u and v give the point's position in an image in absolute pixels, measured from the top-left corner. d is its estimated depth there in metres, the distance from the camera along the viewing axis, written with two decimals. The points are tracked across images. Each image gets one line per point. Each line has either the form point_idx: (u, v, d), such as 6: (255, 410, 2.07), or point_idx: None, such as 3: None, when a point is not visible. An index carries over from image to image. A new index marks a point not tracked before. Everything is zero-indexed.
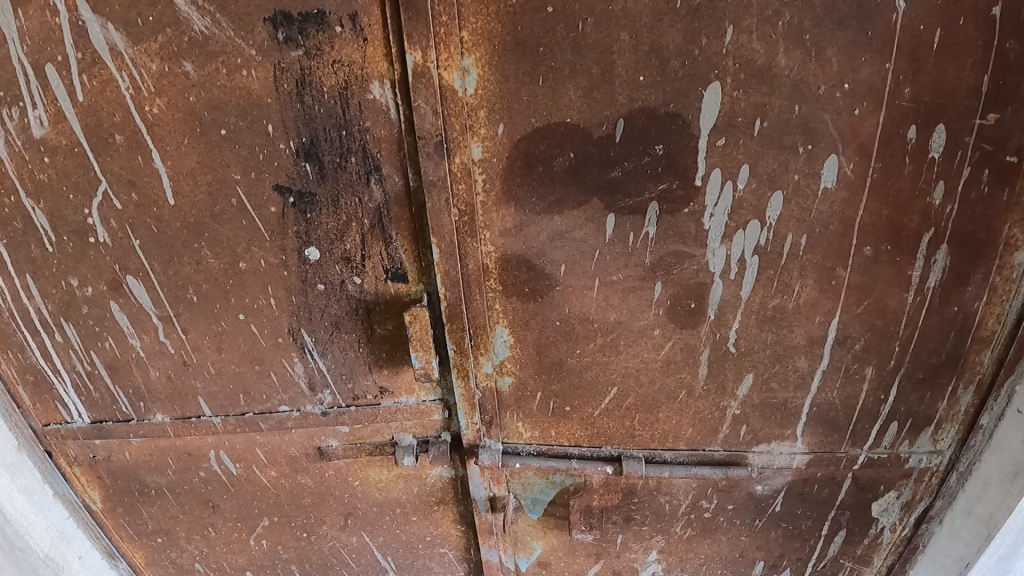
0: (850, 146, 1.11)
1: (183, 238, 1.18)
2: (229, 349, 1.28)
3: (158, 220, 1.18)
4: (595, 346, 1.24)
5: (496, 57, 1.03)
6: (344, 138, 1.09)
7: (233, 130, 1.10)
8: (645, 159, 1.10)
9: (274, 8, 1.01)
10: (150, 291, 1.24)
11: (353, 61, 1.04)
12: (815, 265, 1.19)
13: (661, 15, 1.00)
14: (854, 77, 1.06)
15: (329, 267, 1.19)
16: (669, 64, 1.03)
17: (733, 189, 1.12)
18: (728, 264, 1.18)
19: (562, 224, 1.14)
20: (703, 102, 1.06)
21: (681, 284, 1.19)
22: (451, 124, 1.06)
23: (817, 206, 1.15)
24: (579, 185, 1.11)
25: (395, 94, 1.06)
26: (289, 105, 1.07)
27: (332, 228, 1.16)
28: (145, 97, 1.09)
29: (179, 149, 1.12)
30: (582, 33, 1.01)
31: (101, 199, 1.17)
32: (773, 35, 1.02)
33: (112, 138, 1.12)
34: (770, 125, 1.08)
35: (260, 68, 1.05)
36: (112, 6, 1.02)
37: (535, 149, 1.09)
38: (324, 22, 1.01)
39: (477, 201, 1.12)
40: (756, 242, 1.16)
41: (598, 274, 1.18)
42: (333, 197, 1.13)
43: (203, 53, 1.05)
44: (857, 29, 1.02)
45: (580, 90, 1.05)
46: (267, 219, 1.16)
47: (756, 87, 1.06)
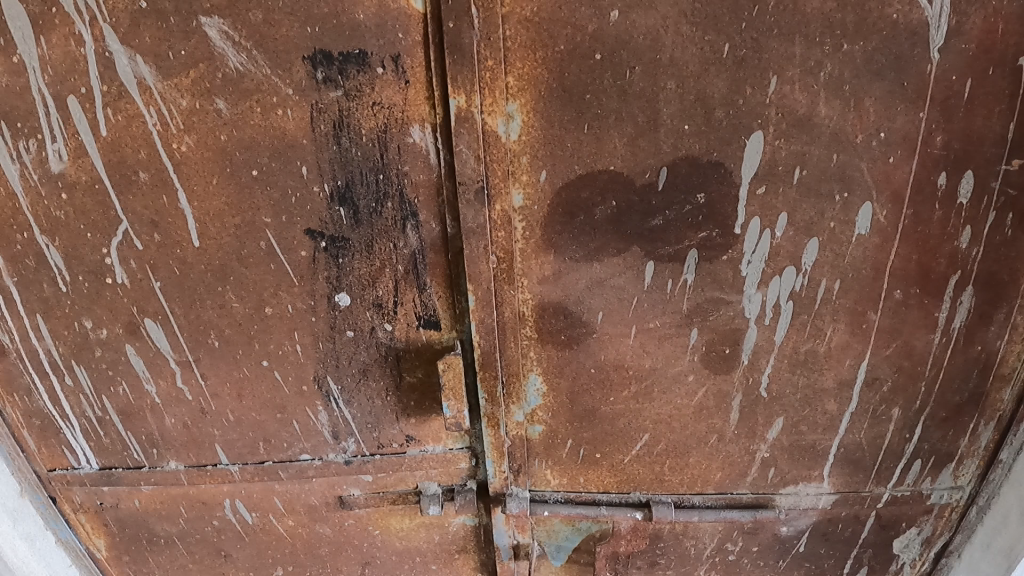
0: (884, 193, 1.11)
1: (206, 282, 1.16)
2: (250, 396, 1.25)
3: (180, 262, 1.15)
4: (628, 393, 1.23)
5: (541, 104, 1.02)
6: (381, 183, 1.07)
7: (265, 170, 1.08)
8: (686, 208, 1.09)
9: (315, 47, 0.99)
10: (168, 335, 1.21)
11: (394, 104, 1.02)
12: (847, 310, 1.19)
13: (707, 65, 1.01)
14: (890, 126, 1.06)
15: (360, 313, 1.16)
16: (713, 113, 1.03)
17: (771, 236, 1.12)
18: (763, 310, 1.17)
19: (600, 270, 1.13)
20: (745, 152, 1.06)
21: (717, 330, 1.18)
22: (493, 170, 1.05)
23: (851, 252, 1.15)
24: (619, 232, 1.10)
25: (438, 138, 1.04)
26: (325, 148, 1.05)
27: (364, 275, 1.13)
28: (173, 134, 1.06)
29: (207, 190, 1.10)
30: (629, 81, 1.01)
31: (121, 239, 1.14)
32: (815, 86, 1.03)
33: (135, 175, 1.10)
34: (809, 174, 1.09)
35: (297, 108, 1.03)
36: (142, 39, 1.00)
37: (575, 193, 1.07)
38: (365, 63, 0.99)
39: (513, 246, 1.10)
40: (791, 288, 1.16)
41: (634, 321, 1.17)
42: (366, 243, 1.11)
43: (238, 91, 1.03)
44: (894, 80, 1.03)
45: (624, 138, 1.04)
46: (298, 263, 1.13)
47: (795, 137, 1.06)
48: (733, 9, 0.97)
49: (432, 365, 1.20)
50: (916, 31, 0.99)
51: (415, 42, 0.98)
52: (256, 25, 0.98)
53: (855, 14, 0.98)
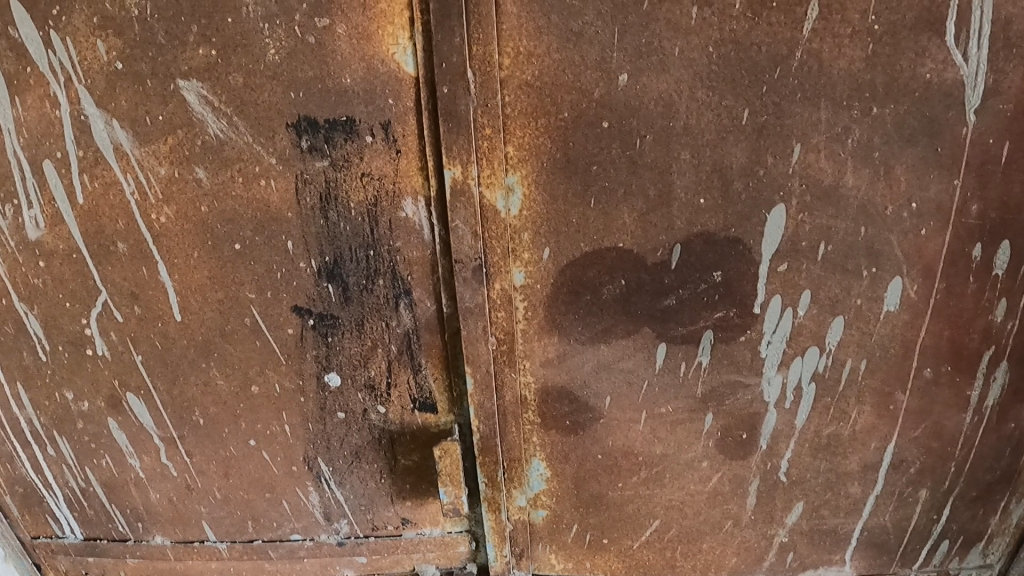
0: (915, 267, 1.05)
1: (189, 358, 1.14)
2: (237, 475, 1.22)
3: (162, 335, 1.12)
4: (638, 479, 1.21)
5: (544, 176, 1.00)
6: (371, 259, 1.05)
7: (249, 245, 1.06)
8: (702, 287, 1.07)
9: (299, 113, 0.98)
10: (151, 410, 1.18)
11: (384, 177, 1.01)
12: (873, 390, 1.13)
13: (726, 133, 0.98)
14: (921, 196, 1.01)
15: (350, 394, 1.15)
16: (731, 185, 1.01)
17: (793, 315, 1.08)
18: (783, 393, 1.14)
19: (608, 355, 1.11)
20: (765, 226, 1.03)
21: (733, 415, 1.15)
22: (492, 247, 1.03)
23: (879, 330, 1.09)
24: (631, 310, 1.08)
25: (431, 213, 1.02)
26: (311, 222, 1.04)
27: (355, 354, 1.12)
28: (152, 204, 1.05)
29: (188, 263, 1.07)
30: (639, 152, 0.99)
31: (100, 310, 1.11)
32: (842, 153, 0.99)
33: (114, 246, 1.07)
34: (834, 249, 1.04)
35: (281, 178, 1.02)
36: (118, 103, 0.99)
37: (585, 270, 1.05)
38: (353, 131, 0.98)
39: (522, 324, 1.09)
40: (813, 369, 1.12)
41: (644, 407, 1.15)
42: (357, 319, 1.09)
43: (219, 159, 1.02)
44: (927, 145, 0.98)
45: (634, 214, 1.02)
46: (284, 340, 1.11)
47: (822, 209, 1.02)
48: (753, 71, 0.95)
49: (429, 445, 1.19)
50: (951, 91, 0.95)
51: (406, 108, 0.97)
52: (236, 89, 0.97)
53: (885, 74, 0.94)
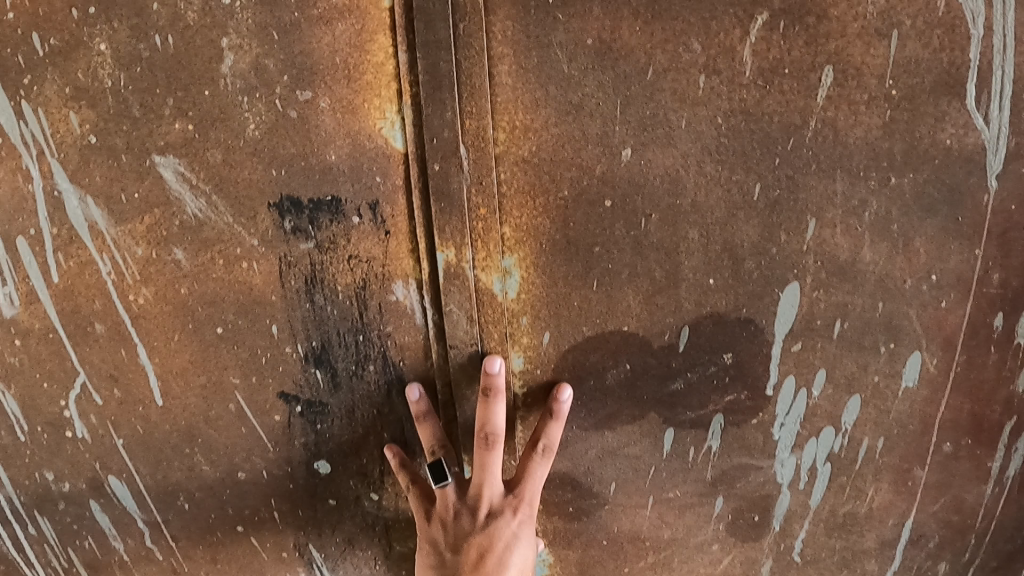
0: (935, 340, 1.00)
1: (173, 442, 1.08)
2: (224, 560, 1.18)
3: (143, 420, 1.07)
4: (645, 564, 1.18)
5: (543, 257, 0.96)
6: (361, 343, 1.01)
7: (232, 328, 1.01)
8: (711, 368, 1.02)
9: (282, 193, 0.95)
10: (134, 493, 1.12)
11: (374, 258, 0.97)
12: (891, 468, 1.07)
13: (736, 210, 0.94)
14: (942, 268, 0.96)
15: (342, 482, 1.10)
16: (743, 264, 0.96)
17: (808, 396, 1.03)
18: (797, 474, 1.08)
19: (609, 437, 1.07)
20: (778, 305, 0.98)
21: (745, 497, 1.11)
22: (489, 331, 1.00)
23: (897, 407, 1.03)
24: (632, 392, 1.04)
25: (424, 295, 0.98)
26: (296, 305, 1.00)
27: (346, 441, 1.08)
28: (130, 285, 1.00)
29: (169, 346, 1.03)
30: (645, 231, 0.95)
31: (79, 392, 1.06)
32: (859, 227, 0.94)
33: (92, 327, 1.02)
34: (851, 326, 0.99)
35: (263, 261, 0.98)
36: (91, 178, 0.96)
37: (586, 354, 1.01)
38: (338, 211, 0.95)
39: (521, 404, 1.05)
40: (829, 450, 1.06)
41: (651, 492, 1.11)
42: (347, 401, 1.05)
43: (198, 240, 0.97)
44: (947, 215, 0.93)
45: (640, 296, 0.98)
46: (271, 427, 1.07)
47: (839, 284, 0.97)
48: (765, 142, 0.91)
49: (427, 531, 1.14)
50: (972, 156, 0.90)
51: (394, 187, 0.94)
52: (215, 167, 0.94)
53: (903, 141, 0.90)
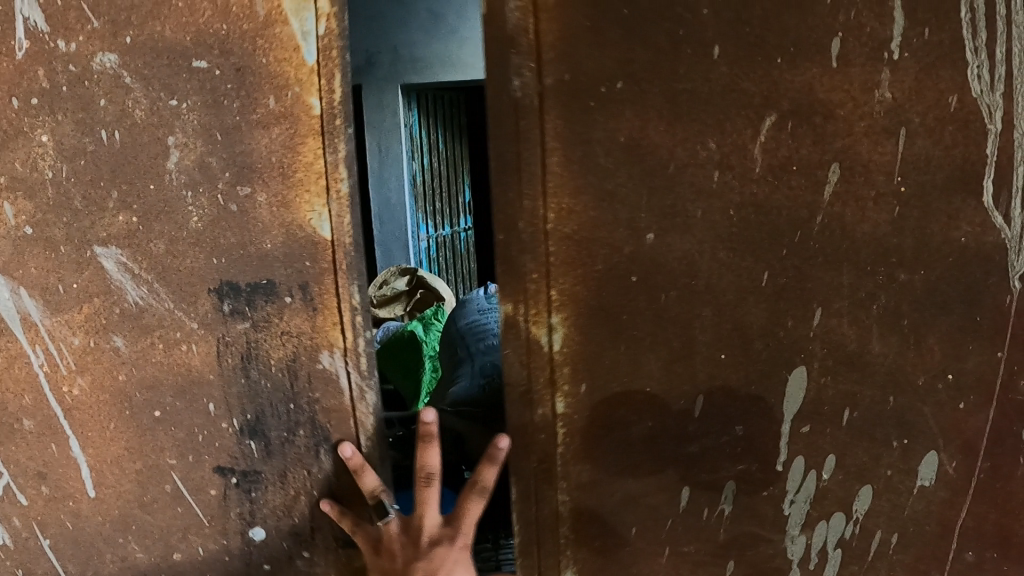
0: (954, 443, 0.90)
1: (105, 534, 0.97)
2: None
3: (72, 515, 0.97)
4: None
5: (581, 319, 0.88)
6: (292, 413, 0.92)
7: (170, 411, 0.91)
8: (724, 438, 0.92)
9: (221, 279, 0.86)
10: None
11: (301, 331, 0.88)
12: (906, 565, 0.97)
13: (746, 292, 0.86)
14: (961, 367, 0.87)
15: (277, 545, 0.98)
16: (752, 343, 0.88)
17: (818, 477, 0.94)
18: (808, 553, 0.98)
19: (633, 521, 0.97)
20: (786, 386, 0.89)
21: (754, 570, 1.00)
22: (535, 374, 0.89)
23: (912, 504, 0.94)
24: (664, 478, 0.94)
25: (355, 366, 0.89)
26: (232, 382, 0.90)
27: (279, 505, 0.96)
28: (63, 375, 0.90)
29: (105, 436, 0.92)
30: (664, 305, 0.87)
31: (2, 493, 0.96)
32: (867, 319, 0.86)
33: (19, 423, 0.92)
34: (861, 415, 0.90)
35: (202, 343, 0.89)
36: (26, 269, 0.86)
37: (611, 438, 0.92)
38: (273, 291, 0.87)
39: (542, 490, 0.94)
40: (840, 535, 0.96)
41: (668, 541, 0.98)
42: (276, 475, 0.94)
43: (138, 326, 0.88)
44: (964, 313, 0.84)
45: (661, 360, 0.89)
46: (207, 502, 0.96)
47: (849, 376, 0.88)
48: (773, 235, 0.84)
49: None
50: (992, 256, 0.82)
51: (324, 269, 0.86)
52: (159, 257, 0.85)
53: (915, 238, 0.82)
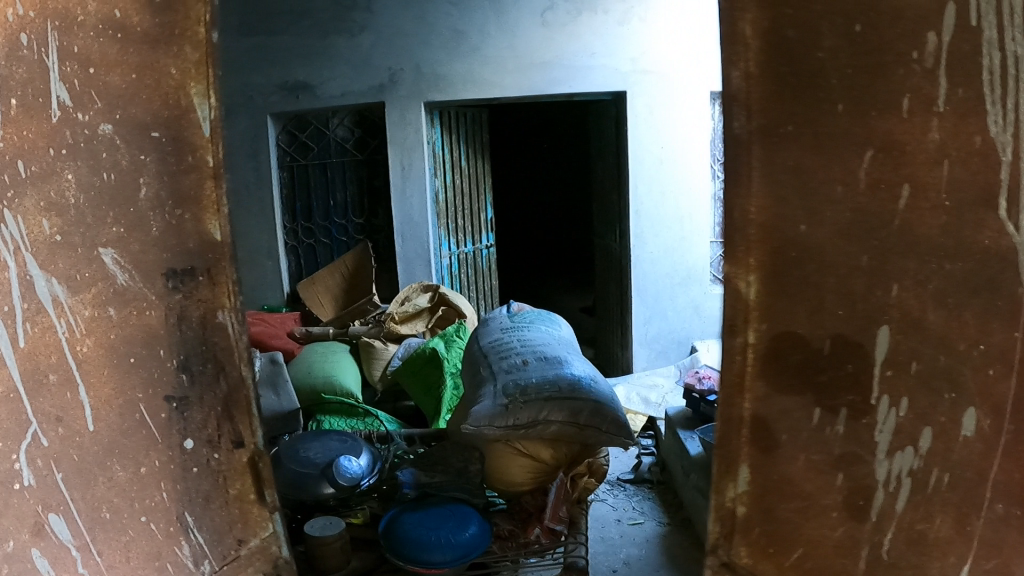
0: (985, 405, 1.72)
1: (99, 459, 1.98)
2: (135, 552, 2.04)
3: (77, 450, 1.96)
4: (794, 505, 1.94)
5: (796, 271, 1.84)
6: (204, 349, 2.09)
7: (137, 358, 2.01)
8: (839, 373, 1.85)
9: (167, 269, 2.03)
10: (68, 524, 1.96)
11: (201, 298, 2.07)
12: (953, 506, 1.78)
13: (853, 271, 1.80)
14: (988, 341, 1.69)
15: (199, 450, 2.12)
16: (858, 304, 1.81)
17: (897, 414, 1.81)
18: (888, 474, 1.84)
19: (789, 429, 1.92)
20: (877, 337, 1.80)
21: (857, 479, 1.87)
22: (744, 311, 1.89)
23: (959, 450, 1.76)
24: (806, 399, 1.89)
25: (235, 320, 2.10)
26: (172, 333, 2.05)
27: (198, 420, 2.11)
28: (78, 339, 1.93)
29: (99, 377, 1.96)
30: (860, 263, 1.79)
31: (31, 437, 1.91)
32: (925, 294, 1.74)
33: (46, 376, 1.91)
34: (922, 368, 1.78)
35: (156, 309, 2.02)
36: (57, 264, 1.90)
37: (779, 366, 1.90)
38: (191, 278, 2.05)
39: (735, 400, 1.94)
40: (910, 465, 1.81)
41: (810, 444, 1.90)
42: (192, 398, 2.10)
43: (120, 299, 1.97)
44: (990, 298, 1.67)
45: (818, 313, 1.84)
46: (157, 420, 2.05)
47: (909, 336, 1.77)
48: (885, 225, 1.75)
49: (221, 484, 2.16)
50: (1006, 256, 1.64)
51: (222, 259, 2.06)
52: (133, 255, 1.98)
53: (956, 238, 1.69)
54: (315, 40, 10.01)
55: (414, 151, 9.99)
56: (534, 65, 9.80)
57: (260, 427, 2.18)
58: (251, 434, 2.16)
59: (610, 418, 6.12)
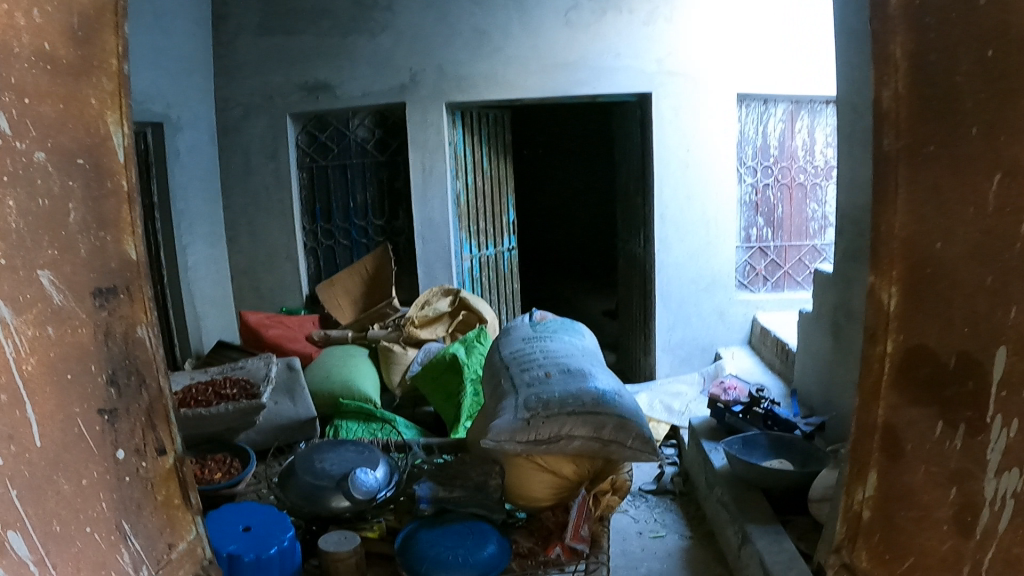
0: None
1: (48, 471, 1.67)
2: (83, 560, 1.73)
3: (27, 464, 1.62)
4: (913, 512, 1.84)
5: (948, 253, 1.74)
6: (127, 364, 1.94)
7: (72, 375, 1.76)
8: (959, 392, 1.76)
9: (94, 285, 1.84)
10: (26, 540, 1.60)
11: (122, 314, 1.93)
12: None
13: (970, 291, 1.73)
14: None
15: (129, 458, 1.92)
16: (978, 323, 1.73)
17: (1008, 433, 1.72)
18: (997, 494, 1.77)
19: (917, 433, 1.81)
20: (996, 360, 1.71)
21: (968, 497, 1.79)
22: (880, 320, 1.82)
23: None
24: (930, 413, 1.80)
25: (152, 334, 2.02)
26: (100, 348, 1.86)
27: (126, 428, 1.92)
28: (22, 358, 1.64)
29: (43, 397, 1.68)
30: (984, 282, 1.71)
31: None
32: None
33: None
34: None
35: (82, 323, 1.80)
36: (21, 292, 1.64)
37: (909, 379, 1.81)
38: (113, 292, 1.90)
39: (871, 406, 1.84)
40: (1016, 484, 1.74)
41: (930, 456, 1.81)
42: (119, 407, 1.90)
43: (57, 319, 1.73)
44: None
45: (944, 319, 1.76)
46: (93, 432, 1.81)
47: None
48: (1005, 240, 1.68)
49: (149, 489, 1.97)
50: None
51: (137, 278, 1.97)
52: (68, 276, 1.76)
53: None
54: (336, 41, 9.82)
55: (435, 154, 9.78)
56: (559, 66, 9.51)
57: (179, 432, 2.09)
58: (172, 443, 2.07)
59: (634, 433, 5.78)
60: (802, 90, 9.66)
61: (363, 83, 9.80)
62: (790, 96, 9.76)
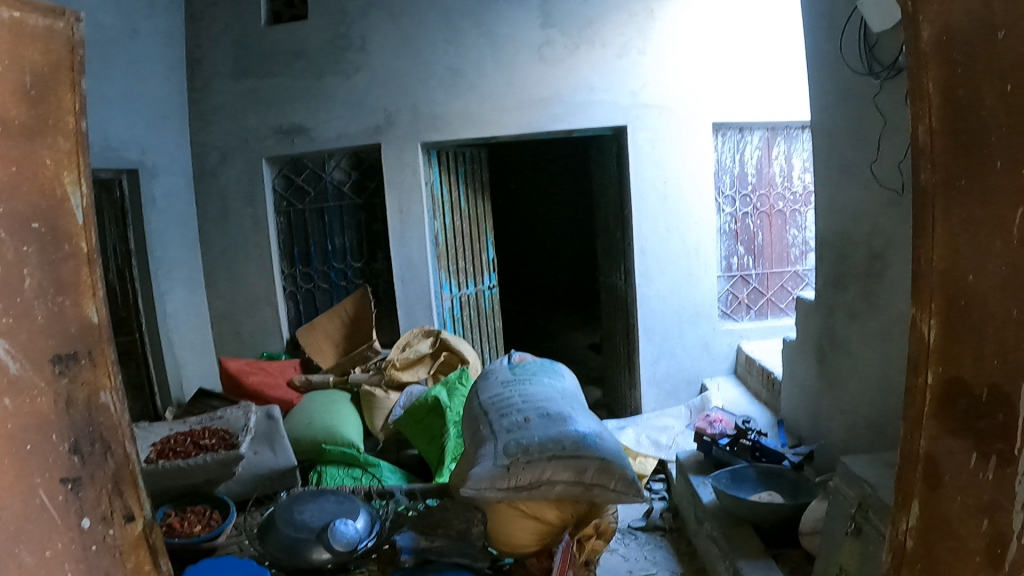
0: None
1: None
2: None
3: None
4: (947, 543, 2.30)
5: (964, 301, 2.21)
6: (96, 428, 2.29)
7: (29, 442, 2.08)
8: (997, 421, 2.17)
9: (53, 351, 2.17)
10: None
11: (83, 380, 2.27)
12: None
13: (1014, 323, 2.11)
14: None
15: (95, 529, 2.25)
16: None
17: None
18: None
19: (955, 463, 2.27)
20: None
21: (995, 529, 2.20)
22: (918, 353, 2.33)
23: None
24: (967, 443, 2.24)
25: (114, 399, 2.36)
26: (64, 416, 2.20)
27: (94, 499, 2.25)
28: None
29: None
30: None
31: None
32: None
33: None
34: None
35: (38, 394, 2.13)
36: None
37: (950, 409, 2.27)
38: (70, 358, 2.23)
39: (911, 436, 2.36)
40: None
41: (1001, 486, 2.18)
42: (85, 478, 2.23)
43: (13, 392, 2.06)
44: None
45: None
46: (37, 499, 2.09)
47: None
48: None
49: (117, 560, 2.31)
50: None
51: (96, 344, 2.31)
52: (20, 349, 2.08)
53: None
54: (310, 83, 9.81)
55: (413, 195, 9.75)
56: (532, 103, 9.55)
57: (145, 499, 2.43)
58: (139, 509, 2.41)
59: (615, 475, 5.59)
60: (776, 117, 9.65)
61: (337, 125, 9.80)
62: (766, 123, 9.77)
